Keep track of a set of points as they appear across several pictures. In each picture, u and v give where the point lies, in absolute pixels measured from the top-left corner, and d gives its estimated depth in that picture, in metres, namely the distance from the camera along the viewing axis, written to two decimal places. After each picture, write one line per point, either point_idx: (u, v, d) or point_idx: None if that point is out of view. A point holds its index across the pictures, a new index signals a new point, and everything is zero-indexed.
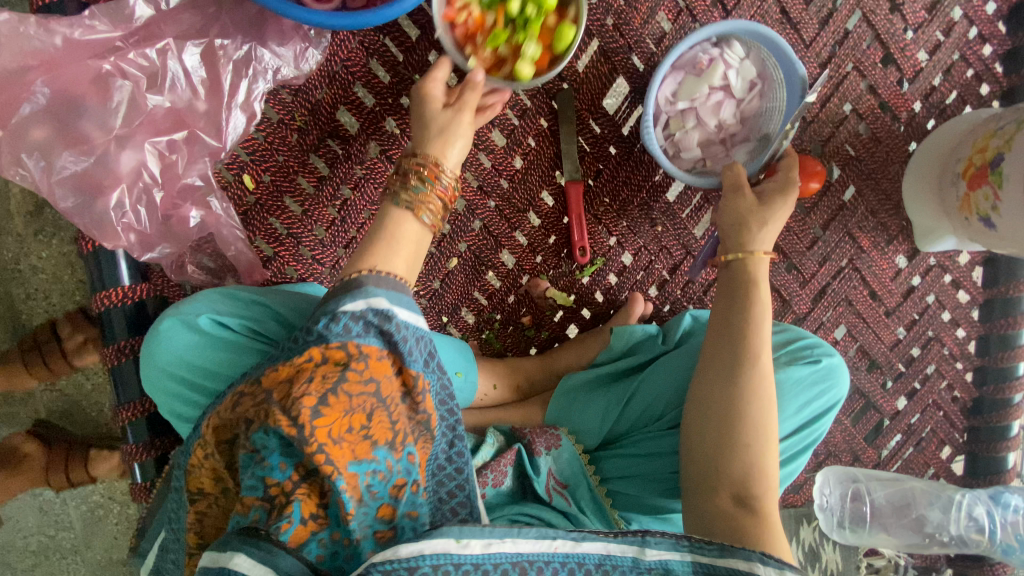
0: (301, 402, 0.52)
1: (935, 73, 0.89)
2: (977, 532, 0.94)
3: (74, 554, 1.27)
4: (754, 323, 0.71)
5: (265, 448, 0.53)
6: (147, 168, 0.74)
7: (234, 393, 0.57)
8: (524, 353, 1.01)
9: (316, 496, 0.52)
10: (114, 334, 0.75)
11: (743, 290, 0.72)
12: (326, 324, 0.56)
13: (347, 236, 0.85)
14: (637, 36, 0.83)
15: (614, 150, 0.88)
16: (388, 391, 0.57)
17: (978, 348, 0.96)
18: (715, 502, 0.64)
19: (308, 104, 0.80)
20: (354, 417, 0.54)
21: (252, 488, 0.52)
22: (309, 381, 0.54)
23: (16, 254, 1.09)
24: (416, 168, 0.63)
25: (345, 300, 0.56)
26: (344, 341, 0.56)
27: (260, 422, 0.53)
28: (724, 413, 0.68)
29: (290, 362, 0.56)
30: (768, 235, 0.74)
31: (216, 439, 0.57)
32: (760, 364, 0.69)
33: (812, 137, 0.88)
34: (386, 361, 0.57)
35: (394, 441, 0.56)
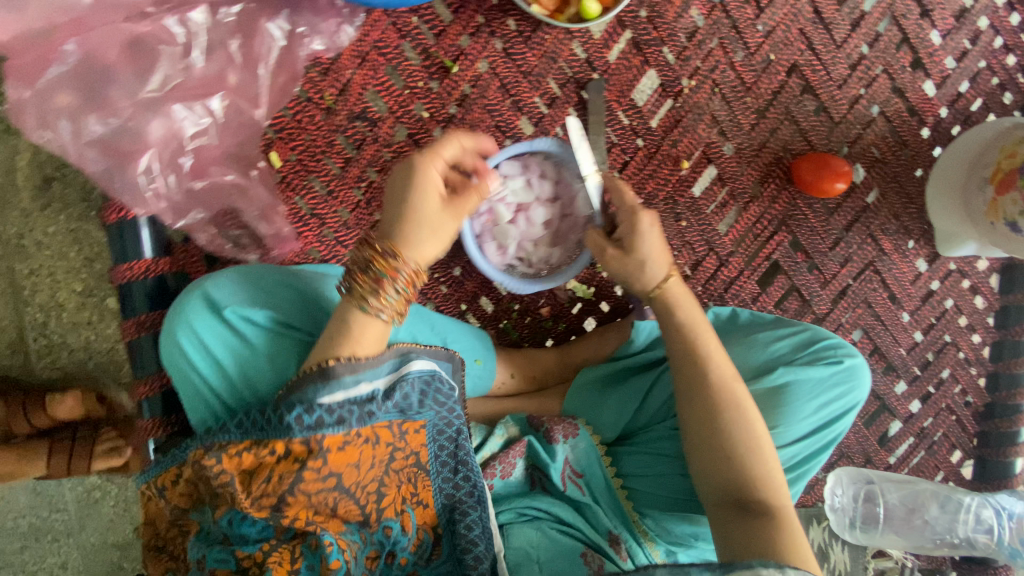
0: (258, 504, 0.57)
1: (962, 79, 0.89)
2: (985, 535, 0.95)
3: (67, 536, 1.25)
4: (695, 346, 0.72)
5: (238, 534, 0.57)
6: (178, 137, 0.74)
7: (195, 464, 0.60)
8: (541, 345, 1.00)
9: (289, 562, 0.55)
10: (134, 307, 0.73)
11: (672, 319, 0.73)
12: (296, 416, 0.57)
13: (372, 220, 0.83)
14: (669, 29, 0.83)
15: (642, 143, 0.86)
16: (352, 479, 0.60)
17: (993, 354, 0.97)
18: (728, 520, 0.65)
19: (338, 84, 0.78)
20: (317, 511, 0.59)
21: (224, 560, 0.56)
22: (267, 480, 0.57)
23: (20, 230, 1.08)
24: (383, 264, 0.58)
25: (319, 391, 0.58)
26: (308, 437, 0.57)
27: (228, 504, 0.58)
28: (700, 435, 0.69)
29: (253, 450, 0.59)
30: (663, 260, 0.72)
31: (186, 502, 0.63)
32: (714, 381, 0.70)
33: (839, 138, 0.88)
34: (351, 448, 0.60)
35: (363, 520, 0.61)
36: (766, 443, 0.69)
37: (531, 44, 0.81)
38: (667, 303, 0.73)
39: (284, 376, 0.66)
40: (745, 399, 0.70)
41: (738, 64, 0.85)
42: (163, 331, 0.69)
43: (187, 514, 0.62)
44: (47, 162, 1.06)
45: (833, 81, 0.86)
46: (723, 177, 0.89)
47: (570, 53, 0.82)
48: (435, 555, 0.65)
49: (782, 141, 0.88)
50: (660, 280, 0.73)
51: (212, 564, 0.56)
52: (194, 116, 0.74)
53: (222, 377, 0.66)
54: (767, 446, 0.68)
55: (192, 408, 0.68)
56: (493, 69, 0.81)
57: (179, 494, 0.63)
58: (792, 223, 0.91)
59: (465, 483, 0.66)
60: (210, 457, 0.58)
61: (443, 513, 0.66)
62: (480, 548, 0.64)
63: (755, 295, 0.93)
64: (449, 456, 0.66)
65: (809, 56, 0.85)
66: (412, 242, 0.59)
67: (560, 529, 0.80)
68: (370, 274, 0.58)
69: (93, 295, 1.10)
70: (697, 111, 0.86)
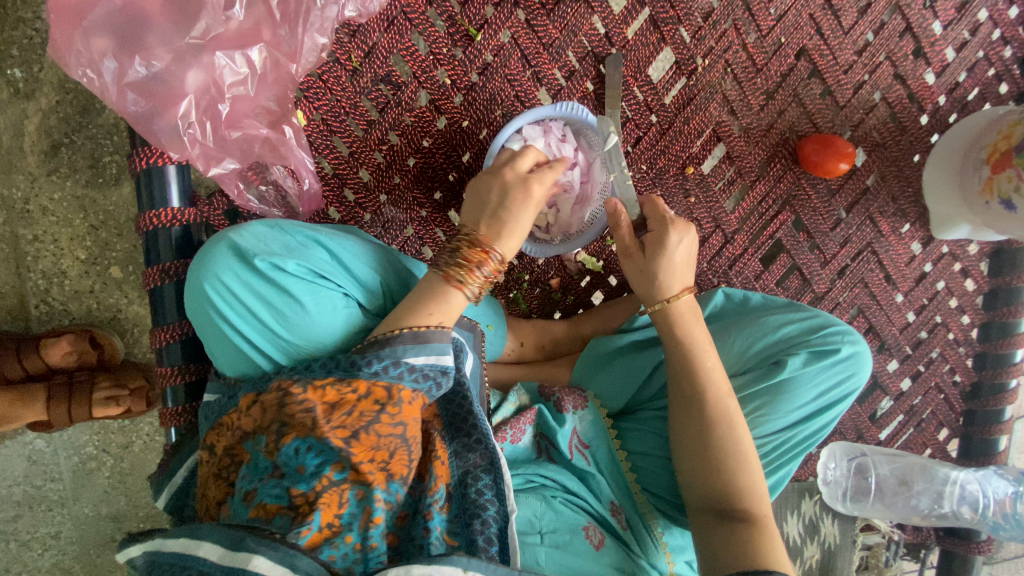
0: (336, 433, 0.59)
1: (960, 69, 0.93)
2: (970, 509, 0.98)
3: (61, 506, 1.24)
4: (697, 364, 0.77)
5: (293, 462, 0.59)
6: (218, 85, 0.73)
7: (278, 393, 0.62)
8: (550, 316, 1.03)
9: (336, 506, 0.58)
10: (158, 255, 0.76)
11: (672, 336, 0.79)
12: (382, 365, 0.63)
13: (390, 183, 0.86)
14: (686, 8, 0.85)
15: (655, 119, 0.89)
16: (413, 432, 0.63)
17: (980, 335, 1.02)
18: (711, 525, 0.73)
19: (365, 46, 0.80)
20: (378, 454, 0.60)
21: (279, 496, 0.58)
22: (348, 414, 0.60)
23: (26, 193, 1.07)
24: (470, 251, 0.67)
25: (406, 351, 0.63)
26: (392, 382, 0.63)
27: (299, 432, 0.59)
28: (693, 449, 0.76)
29: (336, 386, 0.61)
30: (686, 273, 0.79)
31: (248, 426, 0.63)
32: (709, 396, 0.76)
33: (843, 122, 0.92)
34: (416, 405, 0.64)
35: (405, 476, 0.62)
36: (752, 456, 0.75)
37: (553, 17, 0.83)
38: (670, 320, 0.79)
39: (316, 326, 0.67)
40: (738, 414, 0.76)
41: (750, 46, 0.88)
42: (191, 275, 0.69)
43: (239, 444, 0.64)
44: (55, 126, 1.05)
45: (840, 66, 0.90)
46: (731, 155, 0.92)
47: (590, 28, 0.84)
48: (450, 516, 0.67)
49: (789, 123, 0.91)
50: (670, 299, 0.79)
51: (264, 499, 0.59)
52: (234, 65, 0.73)
53: (252, 326, 0.67)
54: (752, 458, 0.75)
55: (217, 350, 0.69)
56: (515, 40, 0.84)
57: (249, 418, 0.63)
58: (795, 203, 0.94)
59: (478, 446, 0.70)
60: (297, 385, 0.61)
61: (457, 474, 0.69)
62: (489, 512, 0.66)
63: (758, 273, 0.97)
64: (461, 422, 0.71)
65: (817, 41, 0.89)
66: (500, 237, 0.69)
67: (564, 499, 0.80)
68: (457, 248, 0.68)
69: (97, 264, 1.12)
70: (709, 89, 0.89)
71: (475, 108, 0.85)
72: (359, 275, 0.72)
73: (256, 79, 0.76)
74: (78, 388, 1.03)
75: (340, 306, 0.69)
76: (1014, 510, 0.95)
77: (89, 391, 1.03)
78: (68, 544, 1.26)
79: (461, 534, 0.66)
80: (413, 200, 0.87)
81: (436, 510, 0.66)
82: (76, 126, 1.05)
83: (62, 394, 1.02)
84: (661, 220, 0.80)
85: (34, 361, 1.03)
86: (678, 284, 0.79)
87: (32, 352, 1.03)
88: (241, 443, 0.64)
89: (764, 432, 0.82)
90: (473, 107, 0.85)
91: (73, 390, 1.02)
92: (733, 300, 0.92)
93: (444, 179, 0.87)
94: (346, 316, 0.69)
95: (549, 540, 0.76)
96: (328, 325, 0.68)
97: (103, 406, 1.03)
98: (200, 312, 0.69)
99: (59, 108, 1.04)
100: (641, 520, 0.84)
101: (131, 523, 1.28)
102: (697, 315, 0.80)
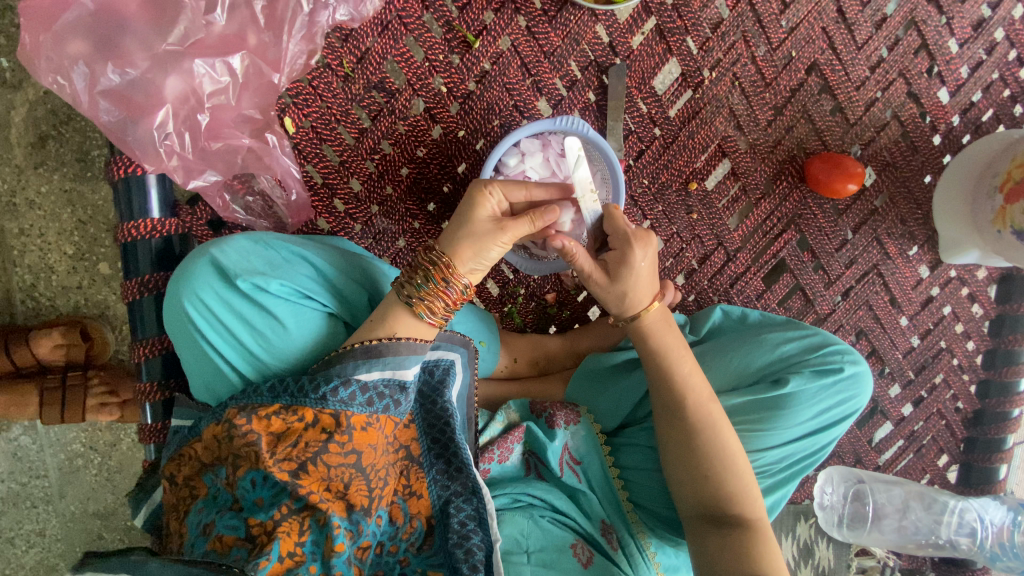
0: (281, 466, 0.58)
1: (975, 89, 0.90)
2: (967, 537, 0.97)
3: (45, 504, 1.22)
4: (675, 376, 0.75)
5: (251, 495, 0.59)
6: (198, 93, 0.69)
7: (226, 425, 0.61)
8: (544, 331, 1.00)
9: (296, 534, 0.57)
10: (137, 267, 0.74)
11: (643, 349, 0.76)
12: (332, 387, 0.61)
13: (382, 193, 0.83)
14: (694, 19, 0.82)
15: (659, 132, 0.86)
16: (369, 460, 0.61)
17: (984, 361, 0.99)
18: (704, 532, 0.72)
19: (357, 51, 0.77)
20: (332, 485, 0.59)
21: (236, 526, 0.58)
22: (293, 445, 0.59)
23: (12, 186, 1.04)
24: (436, 273, 0.65)
25: (357, 368, 0.62)
26: (339, 409, 0.60)
27: (251, 464, 0.59)
28: (681, 460, 0.74)
29: (281, 415, 0.60)
30: (649, 286, 0.74)
31: (207, 458, 0.64)
32: (691, 408, 0.73)
33: (853, 139, 0.89)
34: (372, 429, 0.62)
35: (367, 507, 0.60)
36: (742, 462, 0.73)
37: (555, 24, 0.80)
38: (639, 333, 0.76)
39: (299, 346, 0.66)
40: (725, 423, 0.74)
41: (759, 59, 0.84)
42: (168, 294, 0.66)
43: (200, 476, 0.64)
44: (42, 118, 1.01)
45: (852, 82, 0.87)
46: (736, 172, 0.89)
47: (593, 36, 0.81)
48: (426, 544, 0.66)
49: (797, 139, 0.88)
50: (638, 313, 0.75)
51: (221, 530, 0.58)
52: (215, 73, 0.70)
53: (233, 345, 0.65)
54: (742, 465, 0.73)
55: (197, 370, 0.68)
56: (515, 47, 0.80)
57: (208, 451, 0.64)
58: (801, 222, 0.91)
59: (459, 474, 0.68)
60: (242, 417, 0.60)
61: (437, 504, 0.67)
62: (474, 541, 0.65)
63: (760, 293, 0.94)
64: (441, 448, 0.69)
65: (830, 56, 0.86)
66: (463, 258, 0.66)
67: (552, 518, 0.78)
68: (422, 271, 0.66)
69: (86, 260, 1.09)
70: (716, 103, 0.86)
71: (472, 117, 0.82)
72: (344, 292, 0.70)
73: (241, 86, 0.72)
74: (72, 388, 1.00)
75: (323, 326, 0.68)
76: (1011, 540, 0.94)
77: (82, 390, 1.00)
78: (52, 542, 1.24)
79: (444, 564, 0.65)
80: (406, 211, 0.84)
81: (416, 544, 0.65)
82: (64, 118, 1.02)
83: (55, 391, 0.99)
84: (619, 236, 0.72)
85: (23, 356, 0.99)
86: (646, 297, 0.75)
87: (22, 347, 0.99)
88: (201, 475, 0.64)
89: (763, 448, 0.79)
90: (470, 117, 0.82)
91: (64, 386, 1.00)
92: (731, 317, 0.89)
93: (438, 190, 0.84)
94: (330, 335, 0.68)
95: (536, 559, 0.75)
96: (313, 345, 0.67)
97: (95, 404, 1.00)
98: (179, 331, 0.67)
99: (46, 100, 1.00)
100: (633, 538, 0.81)
101: (117, 521, 1.25)
102: (669, 323, 0.77)
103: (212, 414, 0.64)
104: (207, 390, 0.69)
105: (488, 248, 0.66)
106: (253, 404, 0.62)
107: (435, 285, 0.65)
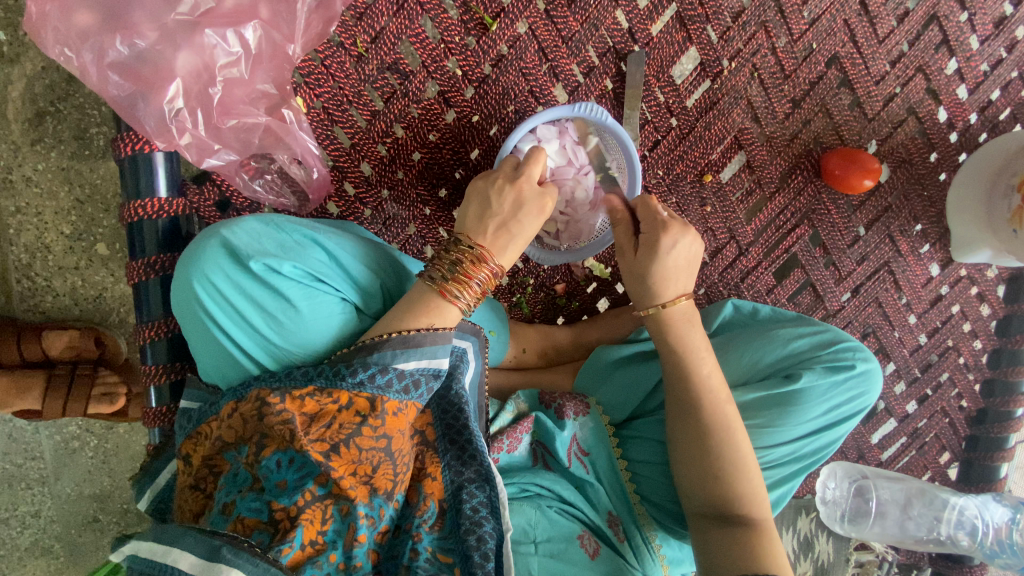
0: (314, 446, 0.57)
1: (994, 87, 0.89)
2: (967, 534, 0.98)
3: (41, 486, 1.21)
4: (692, 371, 0.74)
5: (273, 476, 0.57)
6: (209, 66, 0.67)
7: (256, 402, 0.59)
8: (553, 322, 0.99)
9: (319, 522, 0.56)
10: (144, 248, 0.73)
11: (668, 344, 0.75)
12: (369, 374, 0.60)
13: (393, 177, 0.82)
14: (716, 7, 0.80)
15: (676, 123, 0.85)
16: (397, 445, 0.60)
17: (990, 360, 1.00)
18: (710, 530, 0.72)
19: (371, 31, 0.75)
20: (360, 469, 0.58)
21: (258, 509, 0.56)
22: (326, 426, 0.58)
23: (7, 163, 1.01)
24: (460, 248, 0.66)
25: (396, 358, 0.61)
26: (375, 395, 0.59)
27: (279, 446, 0.57)
28: (692, 455, 0.73)
29: (316, 397, 0.59)
30: (684, 277, 0.74)
31: (230, 435, 0.61)
32: (705, 404, 0.73)
33: (871, 133, 0.88)
34: (401, 415, 0.61)
35: (390, 492, 0.59)
36: (752, 462, 0.73)
37: (575, 8, 0.78)
38: (665, 326, 0.75)
39: (309, 330, 0.64)
40: (737, 421, 0.74)
41: (779, 51, 0.83)
42: (179, 275, 0.65)
43: (219, 453, 0.62)
44: (39, 94, 0.98)
45: (871, 77, 0.86)
46: (751, 165, 0.88)
47: (613, 22, 0.79)
48: (438, 528, 0.64)
49: (814, 133, 0.87)
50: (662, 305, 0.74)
51: (243, 512, 0.56)
52: (226, 44, 0.67)
53: (243, 328, 0.64)
54: (751, 461, 0.73)
55: (206, 352, 0.66)
56: (532, 31, 0.78)
57: (229, 428, 0.61)
58: (814, 217, 0.91)
59: (471, 461, 0.66)
60: (275, 395, 0.59)
61: (450, 489, 0.65)
62: (485, 529, 0.63)
63: (770, 288, 0.93)
64: (455, 434, 0.68)
65: (850, 49, 0.84)
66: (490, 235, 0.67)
67: (560, 508, 0.77)
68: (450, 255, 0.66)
69: (82, 240, 1.06)
70: (734, 94, 0.84)
71: (486, 102, 0.80)
72: (355, 276, 0.69)
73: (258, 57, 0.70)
74: (81, 382, 1.01)
75: (334, 311, 0.66)
76: (1009, 538, 0.94)
77: (90, 386, 1.00)
78: (48, 523, 1.23)
79: (455, 549, 0.63)
80: (416, 197, 0.83)
81: (429, 523, 0.63)
82: (62, 94, 0.99)
83: (62, 383, 0.99)
84: (655, 222, 0.73)
85: (33, 351, 0.99)
86: (671, 290, 0.74)
87: (34, 340, 0.99)
88: (223, 453, 0.62)
89: (770, 445, 0.79)
90: (485, 102, 0.80)
91: (75, 382, 1.00)
92: (742, 312, 0.89)
93: (450, 176, 0.83)
94: (340, 320, 0.66)
95: (543, 550, 0.74)
96: (322, 330, 0.65)
97: (99, 402, 1.00)
98: (189, 312, 0.65)
99: (45, 74, 0.97)
100: (639, 529, 0.81)
101: (114, 505, 1.24)
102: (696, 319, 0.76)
103: (230, 395, 0.63)
104: (214, 371, 0.67)
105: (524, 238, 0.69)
106: (288, 385, 0.60)
107: (468, 269, 0.65)
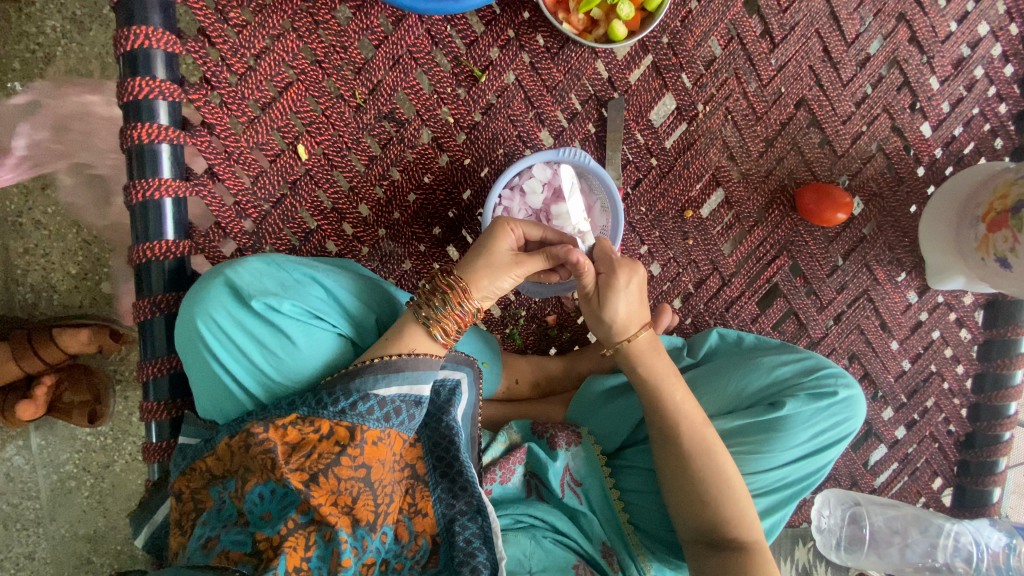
0: (294, 475, 0.59)
1: (956, 124, 0.95)
2: (963, 561, 0.96)
3: (36, 526, 1.20)
4: (673, 402, 0.75)
5: (257, 508, 0.60)
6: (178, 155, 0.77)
7: (244, 434, 0.62)
8: (545, 352, 1.01)
9: (302, 548, 0.57)
10: (151, 288, 0.77)
11: (648, 371, 0.77)
12: (351, 402, 0.62)
13: (389, 218, 0.86)
14: (689, 57, 0.87)
15: (656, 163, 0.90)
16: (377, 475, 0.62)
17: (974, 385, 1.03)
18: (703, 556, 0.74)
19: (369, 84, 0.81)
20: (341, 499, 0.59)
21: (241, 542, 0.58)
22: (306, 456, 0.60)
23: (20, 207, 1.06)
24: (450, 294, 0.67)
25: (377, 383, 0.64)
26: (356, 423, 0.62)
27: (260, 477, 0.60)
28: (680, 484, 0.75)
29: (298, 425, 0.62)
30: (638, 314, 0.77)
31: (217, 471, 0.65)
32: (688, 430, 0.74)
33: (841, 169, 0.93)
34: (382, 444, 0.63)
35: (373, 522, 0.61)
36: (739, 486, 0.74)
37: (557, 61, 0.84)
38: (637, 352, 0.77)
39: (309, 366, 0.68)
40: (723, 446, 0.75)
41: (750, 95, 0.89)
42: (182, 314, 0.68)
43: (206, 489, 0.65)
44: None
45: (838, 117, 0.91)
46: (730, 201, 0.92)
47: (593, 72, 0.85)
48: (430, 563, 0.66)
49: (787, 170, 0.92)
50: (626, 337, 0.76)
51: (227, 545, 0.58)
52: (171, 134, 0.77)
53: (244, 365, 0.67)
54: (739, 486, 0.74)
55: (203, 385, 0.69)
56: (519, 81, 0.84)
57: (218, 462, 0.65)
58: (792, 249, 0.94)
59: (463, 493, 0.68)
60: (259, 425, 0.61)
61: (441, 522, 0.68)
62: (479, 559, 0.64)
63: (754, 316, 0.96)
64: (446, 468, 0.69)
65: (817, 92, 0.90)
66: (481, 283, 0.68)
67: (554, 539, 0.78)
68: (439, 293, 0.67)
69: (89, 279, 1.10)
70: (710, 135, 0.90)
71: (477, 146, 0.85)
72: (353, 313, 0.72)
73: (222, 108, 0.80)
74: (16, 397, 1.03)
75: (334, 346, 0.69)
76: (1007, 564, 0.94)
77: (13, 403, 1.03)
78: (42, 565, 1.22)
79: None
80: (412, 235, 0.87)
81: (421, 562, 0.66)
82: None
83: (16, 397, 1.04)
84: (608, 260, 0.75)
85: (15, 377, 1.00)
86: (635, 323, 0.76)
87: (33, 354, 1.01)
88: (208, 489, 0.65)
89: (759, 471, 0.81)
90: (475, 147, 0.85)
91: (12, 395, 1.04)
92: (727, 340, 0.91)
93: (443, 216, 0.87)
94: (337, 357, 0.69)
95: None
96: (321, 366, 0.68)
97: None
98: (190, 348, 0.68)
99: None
100: (633, 561, 0.82)
101: (107, 545, 1.23)
102: (662, 352, 0.79)
103: (227, 428, 0.65)
104: (210, 404, 0.70)
105: (502, 277, 0.69)
106: (274, 418, 0.63)
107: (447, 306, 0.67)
